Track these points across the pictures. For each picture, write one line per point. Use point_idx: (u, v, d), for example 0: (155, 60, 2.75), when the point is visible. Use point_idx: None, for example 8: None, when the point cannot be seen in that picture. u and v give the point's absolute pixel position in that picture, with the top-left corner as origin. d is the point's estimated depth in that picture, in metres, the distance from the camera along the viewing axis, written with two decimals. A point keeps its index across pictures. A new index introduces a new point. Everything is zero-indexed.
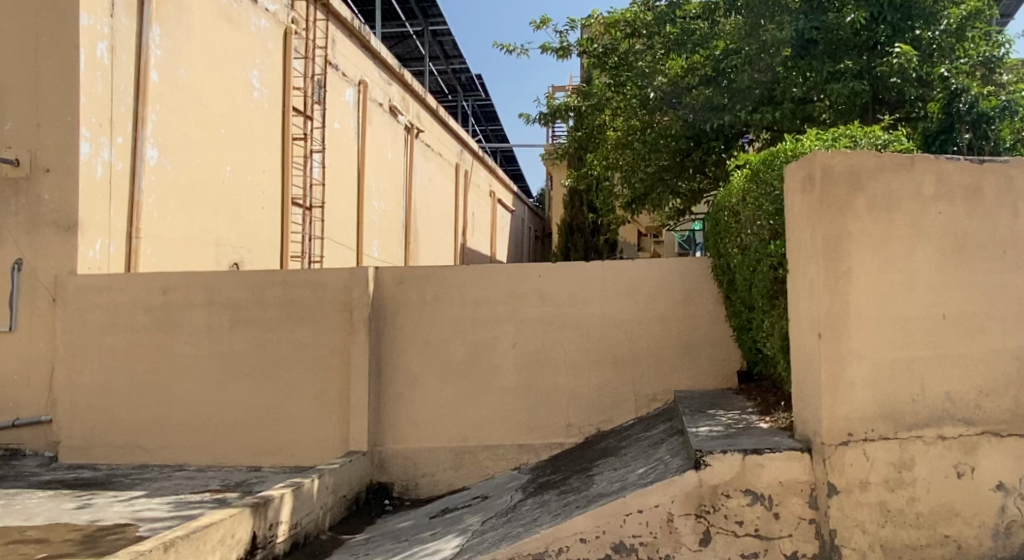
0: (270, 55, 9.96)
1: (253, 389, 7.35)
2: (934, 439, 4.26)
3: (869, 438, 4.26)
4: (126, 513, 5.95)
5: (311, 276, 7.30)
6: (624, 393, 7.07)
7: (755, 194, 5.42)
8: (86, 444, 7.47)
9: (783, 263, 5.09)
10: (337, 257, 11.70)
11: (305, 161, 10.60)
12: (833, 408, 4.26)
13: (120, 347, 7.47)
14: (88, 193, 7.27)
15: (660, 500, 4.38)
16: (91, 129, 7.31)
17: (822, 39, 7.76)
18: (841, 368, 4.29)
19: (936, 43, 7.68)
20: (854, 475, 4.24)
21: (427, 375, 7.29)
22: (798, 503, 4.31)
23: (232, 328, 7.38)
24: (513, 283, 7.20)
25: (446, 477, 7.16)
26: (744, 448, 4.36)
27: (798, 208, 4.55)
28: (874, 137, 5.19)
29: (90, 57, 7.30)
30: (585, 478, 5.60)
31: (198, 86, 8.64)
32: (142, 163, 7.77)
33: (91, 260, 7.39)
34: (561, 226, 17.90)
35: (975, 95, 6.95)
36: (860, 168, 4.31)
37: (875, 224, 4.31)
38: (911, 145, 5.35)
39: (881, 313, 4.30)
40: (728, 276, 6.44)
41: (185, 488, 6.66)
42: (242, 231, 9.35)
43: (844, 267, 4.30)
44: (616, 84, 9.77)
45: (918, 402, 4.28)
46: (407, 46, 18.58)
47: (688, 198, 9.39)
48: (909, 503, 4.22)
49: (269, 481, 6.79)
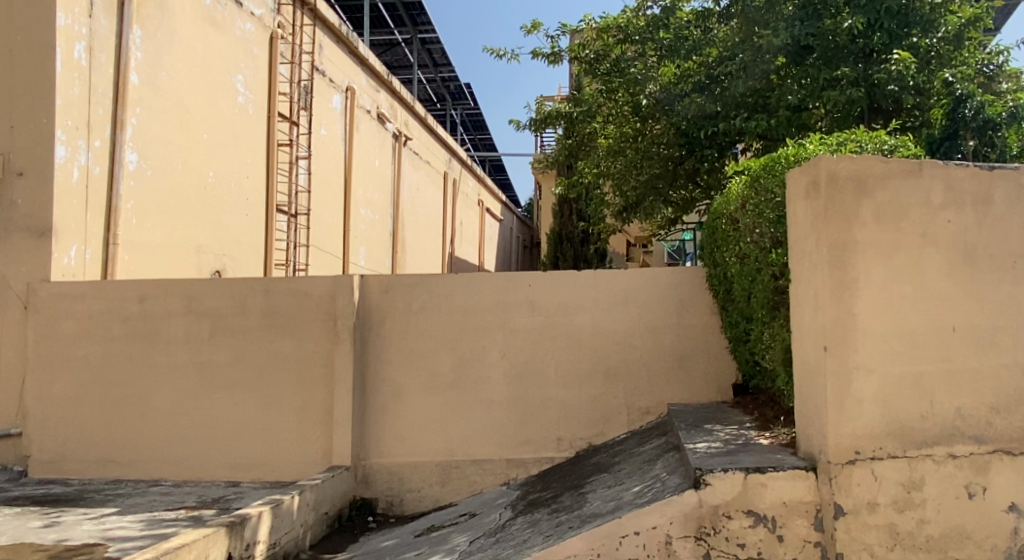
0: (255, 60, 9.73)
1: (233, 401, 7.09)
2: (944, 458, 4.06)
3: (877, 457, 4.06)
4: (96, 531, 5.68)
5: (294, 284, 7.06)
6: (616, 406, 6.86)
7: (754, 201, 5.19)
8: (58, 458, 7.19)
9: (784, 273, 4.87)
10: (322, 265, 11.46)
11: (290, 168, 10.40)
12: (839, 425, 4.05)
13: (94, 357, 7.20)
14: (63, 197, 7.03)
15: (658, 521, 4.16)
16: (67, 132, 7.07)
17: (818, 45, 7.56)
18: (848, 383, 4.08)
19: (934, 51, 7.49)
20: (862, 496, 4.03)
21: (414, 387, 7.05)
22: (803, 525, 4.09)
23: (212, 337, 7.12)
24: (503, 293, 6.99)
25: (432, 493, 6.92)
26: (747, 467, 4.15)
27: (802, 215, 4.36)
28: (881, 142, 4.93)
29: (67, 58, 7.06)
30: (577, 496, 5.37)
31: (180, 90, 8.40)
32: (120, 168, 7.52)
33: (66, 266, 7.13)
34: (550, 235, 17.62)
35: (980, 101, 6.80)
36: (867, 174, 4.12)
37: (883, 233, 4.11)
38: (919, 150, 5.09)
39: (890, 326, 4.10)
40: (724, 286, 6.25)
41: (160, 504, 6.40)
42: (224, 238, 9.09)
43: (851, 277, 4.10)
44: (608, 90, 9.50)
45: (928, 419, 4.08)
46: (396, 53, 18.47)
47: (679, 207, 9.26)
48: (919, 525, 4.02)
49: (248, 498, 6.52)
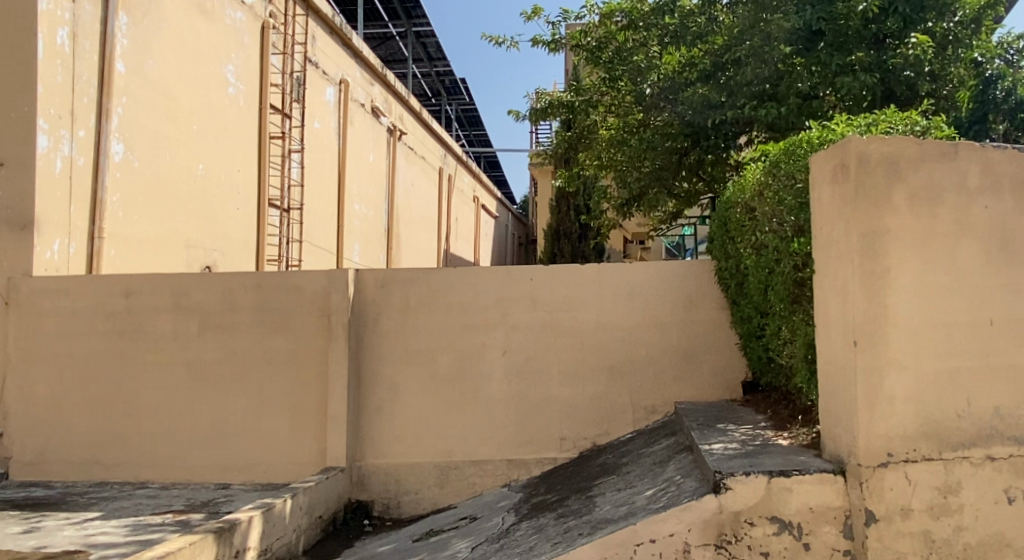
0: (246, 50, 9.43)
1: (222, 400, 6.80)
2: (981, 460, 3.80)
3: (910, 459, 3.79)
4: (77, 537, 5.37)
5: (286, 278, 6.76)
6: (621, 404, 6.59)
7: (774, 188, 4.90)
8: (40, 460, 6.89)
9: (807, 263, 4.59)
10: (315, 260, 11.14)
11: (282, 161, 10.08)
12: (871, 425, 3.78)
13: (78, 355, 6.89)
14: (45, 187, 6.71)
15: (675, 528, 3.90)
16: (50, 121, 6.76)
17: (829, 31, 7.32)
18: (879, 380, 3.81)
19: (952, 34, 7.21)
20: (895, 502, 3.76)
21: (411, 386, 6.77)
22: (831, 532, 3.83)
23: (201, 334, 6.82)
24: (503, 288, 6.72)
25: (430, 495, 6.64)
26: (770, 470, 3.88)
27: (827, 201, 4.09)
28: (912, 123, 4.59)
29: (49, 44, 6.75)
30: (585, 499, 5.10)
31: (168, 79, 8.09)
32: (106, 159, 7.21)
33: (49, 261, 6.81)
34: (548, 230, 17.28)
35: (1011, 83, 7.61)
36: (899, 156, 3.84)
37: (917, 220, 3.84)
38: (954, 132, 4.73)
39: (924, 319, 3.83)
40: (736, 280, 5.98)
41: (146, 508, 6.10)
42: (215, 232, 8.79)
43: (883, 268, 3.83)
44: (610, 78, 9.25)
45: (965, 418, 3.82)
46: (390, 48, 18.13)
47: (683, 200, 8.92)
48: (956, 532, 3.76)
49: (238, 501, 6.23)
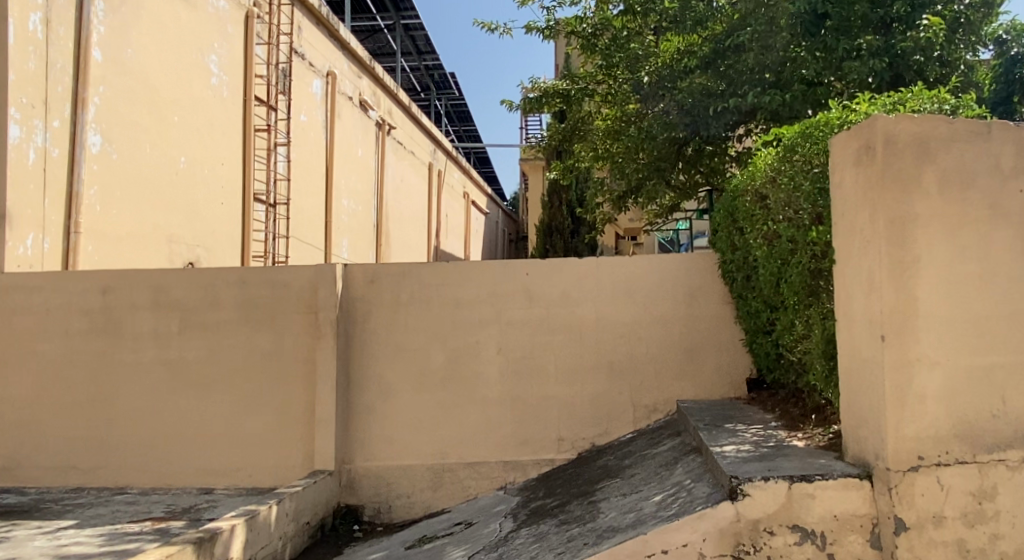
0: (229, 40, 9.09)
1: (204, 402, 6.48)
2: (1017, 463, 3.57)
3: (943, 463, 3.55)
4: (49, 548, 5.04)
5: (271, 273, 6.45)
6: (621, 403, 6.31)
7: (788, 174, 4.64)
8: (14, 465, 6.56)
9: (825, 253, 4.34)
10: (302, 256, 10.80)
11: (268, 154, 9.75)
12: (900, 426, 3.53)
13: (53, 355, 6.56)
14: (18, 179, 6.34)
15: (688, 538, 3.64)
16: (22, 110, 6.41)
17: (834, 14, 6.94)
18: (909, 378, 3.56)
19: (963, 17, 6.97)
20: (927, 509, 3.52)
21: (402, 385, 6.47)
22: (857, 541, 3.59)
23: (182, 333, 6.50)
24: (499, 282, 6.43)
25: (423, 498, 6.34)
26: (791, 475, 3.62)
27: (850, 186, 3.83)
28: (941, 102, 4.39)
29: (21, 30, 6.40)
30: (588, 505, 4.82)
31: (148, 68, 7.74)
32: (83, 150, 6.87)
33: (21, 256, 6.45)
34: (540, 225, 16.97)
35: None
36: (928, 137, 3.59)
37: (947, 206, 3.60)
38: (984, 111, 4.54)
39: (956, 312, 3.59)
40: (744, 272, 5.71)
41: (124, 516, 5.77)
42: (198, 227, 8.44)
43: (912, 257, 3.58)
44: (607, 66, 8.84)
45: (1000, 418, 3.59)
46: (378, 40, 17.80)
47: (680, 192, 8.69)
48: (991, 540, 3.53)
49: (222, 507, 5.91)
